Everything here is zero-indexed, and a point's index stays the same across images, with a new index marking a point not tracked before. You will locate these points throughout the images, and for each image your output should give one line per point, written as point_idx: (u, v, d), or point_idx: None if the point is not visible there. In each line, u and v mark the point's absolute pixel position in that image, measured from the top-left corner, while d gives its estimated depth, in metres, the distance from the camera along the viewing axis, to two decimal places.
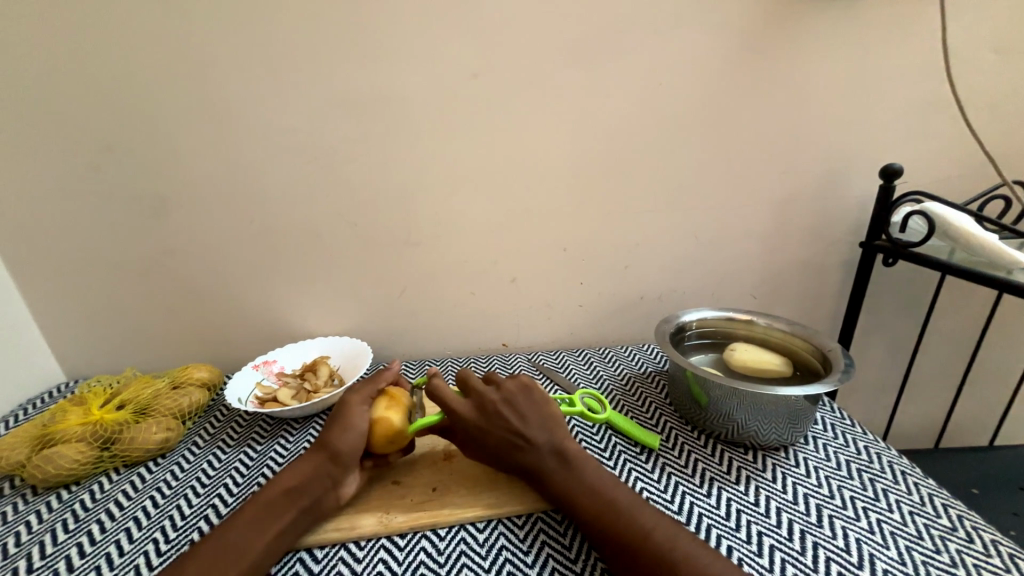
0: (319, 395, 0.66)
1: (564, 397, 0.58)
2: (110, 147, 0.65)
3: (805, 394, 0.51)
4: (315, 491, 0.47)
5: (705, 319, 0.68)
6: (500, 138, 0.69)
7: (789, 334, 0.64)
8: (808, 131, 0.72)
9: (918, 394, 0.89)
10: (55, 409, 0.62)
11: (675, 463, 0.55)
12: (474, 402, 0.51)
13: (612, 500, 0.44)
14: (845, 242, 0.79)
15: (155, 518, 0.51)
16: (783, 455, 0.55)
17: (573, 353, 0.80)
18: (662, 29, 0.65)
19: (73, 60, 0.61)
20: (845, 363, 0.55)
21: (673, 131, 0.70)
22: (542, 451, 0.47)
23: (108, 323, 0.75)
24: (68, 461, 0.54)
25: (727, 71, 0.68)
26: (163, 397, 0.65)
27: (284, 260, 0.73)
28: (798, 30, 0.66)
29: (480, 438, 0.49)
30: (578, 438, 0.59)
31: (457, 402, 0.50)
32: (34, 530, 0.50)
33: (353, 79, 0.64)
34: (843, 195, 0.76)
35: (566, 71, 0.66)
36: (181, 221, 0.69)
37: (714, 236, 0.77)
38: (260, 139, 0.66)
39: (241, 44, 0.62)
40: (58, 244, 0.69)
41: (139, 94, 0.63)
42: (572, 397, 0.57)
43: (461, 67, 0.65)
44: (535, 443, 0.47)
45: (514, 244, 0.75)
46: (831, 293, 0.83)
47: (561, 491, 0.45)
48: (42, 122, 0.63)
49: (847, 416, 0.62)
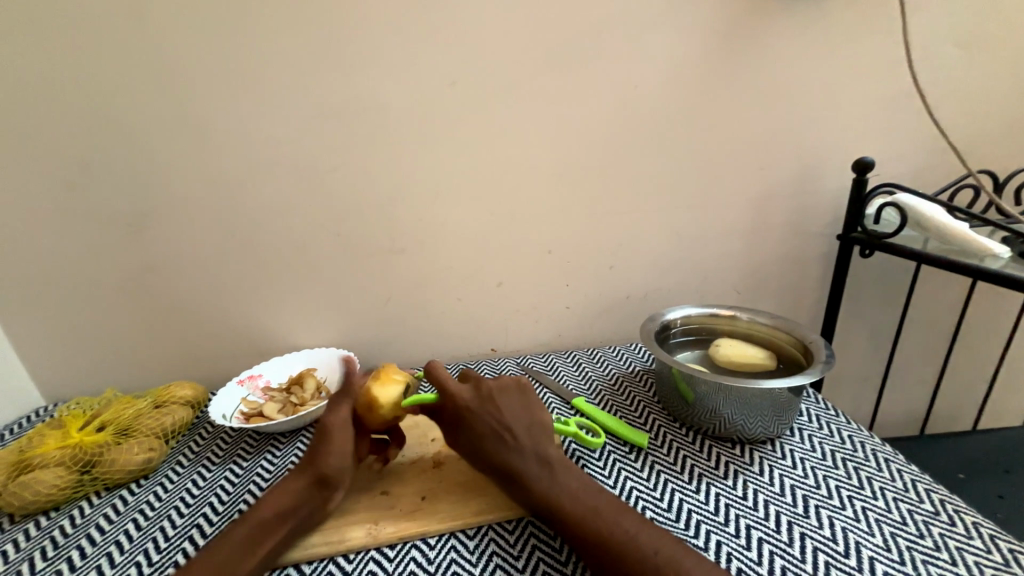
0: (306, 408, 0.65)
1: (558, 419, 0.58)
2: (83, 163, 0.64)
3: (789, 386, 0.52)
4: (307, 508, 0.46)
5: (689, 316, 0.68)
6: (480, 143, 0.69)
7: (771, 327, 0.65)
8: (783, 127, 0.73)
9: (902, 382, 0.91)
10: (33, 434, 0.60)
11: (664, 460, 0.55)
12: (470, 392, 0.53)
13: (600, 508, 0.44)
14: (824, 235, 0.81)
15: (138, 541, 0.49)
16: (769, 448, 0.56)
17: (562, 355, 0.80)
18: (636, 32, 0.66)
19: (41, 78, 0.60)
20: (826, 354, 0.56)
21: (651, 131, 0.71)
22: (529, 451, 0.48)
23: (87, 343, 0.73)
24: (46, 487, 0.53)
25: (701, 71, 0.69)
26: (145, 416, 0.64)
27: (267, 272, 0.72)
28: (766, 29, 0.68)
29: (470, 431, 0.49)
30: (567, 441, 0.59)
31: (456, 386, 0.53)
32: (11, 559, 0.49)
33: (329, 88, 0.64)
34: (820, 189, 0.78)
35: (543, 75, 0.67)
36: (159, 236, 0.68)
37: (696, 233, 0.78)
38: (238, 152, 0.66)
39: (214, 56, 0.61)
40: (32, 263, 0.68)
41: (112, 109, 0.62)
42: (566, 418, 0.57)
43: (438, 73, 0.65)
44: (523, 441, 0.48)
45: (498, 248, 0.75)
46: (813, 286, 0.84)
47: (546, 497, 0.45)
48: (13, 140, 0.62)
49: (831, 407, 0.63)
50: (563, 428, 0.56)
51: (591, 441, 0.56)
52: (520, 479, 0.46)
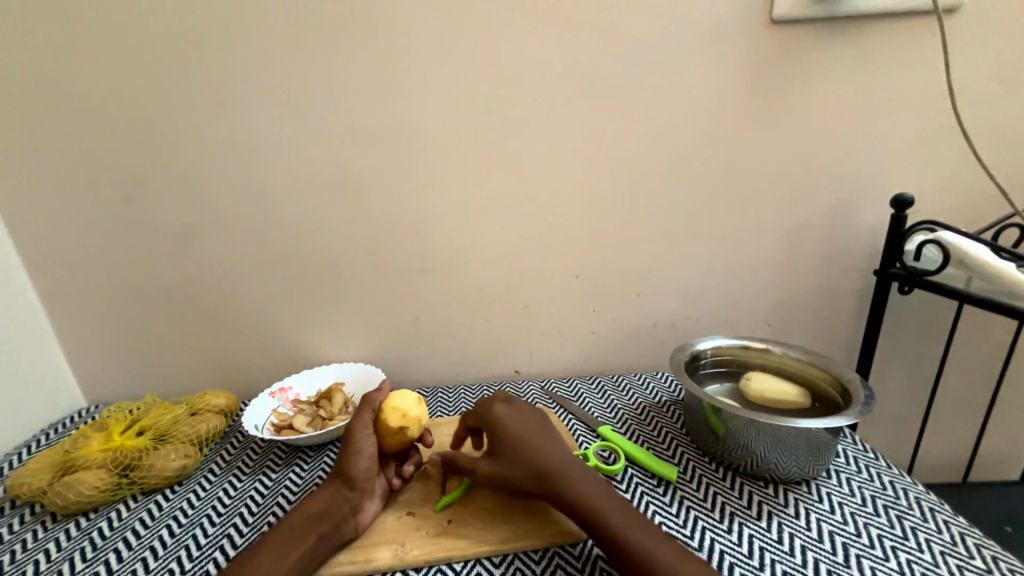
0: (334, 422, 0.66)
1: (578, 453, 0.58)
2: (143, 182, 0.68)
3: (826, 427, 0.51)
4: (336, 516, 0.47)
5: (720, 347, 0.68)
6: (513, 169, 0.71)
7: (806, 364, 0.63)
8: (816, 161, 0.73)
9: (943, 424, 0.87)
10: (78, 434, 0.63)
11: (693, 496, 0.54)
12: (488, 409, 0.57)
13: (624, 526, 0.44)
14: (859, 269, 0.79)
15: (172, 548, 0.51)
16: (805, 489, 0.54)
17: (587, 381, 0.79)
18: (670, 67, 0.68)
19: (110, 101, 0.65)
20: (865, 395, 0.55)
21: (682, 162, 0.72)
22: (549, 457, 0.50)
23: (131, 349, 0.77)
24: (88, 488, 0.55)
25: (733, 105, 0.70)
26: (181, 423, 0.66)
27: (303, 288, 0.75)
28: (799, 67, 0.69)
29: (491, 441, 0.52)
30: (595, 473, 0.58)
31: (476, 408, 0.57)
32: (53, 559, 0.50)
33: (373, 115, 0.68)
34: (854, 224, 0.77)
35: (577, 107, 0.69)
36: (204, 250, 0.72)
37: (726, 263, 0.78)
38: (283, 173, 0.69)
39: (270, 85, 0.66)
40: (88, 273, 0.72)
41: (174, 133, 0.67)
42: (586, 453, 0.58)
43: (476, 104, 0.68)
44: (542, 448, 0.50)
45: (526, 271, 0.76)
46: (848, 320, 0.82)
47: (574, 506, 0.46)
48: (83, 159, 0.67)
49: (870, 449, 0.60)
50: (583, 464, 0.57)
51: (613, 470, 0.57)
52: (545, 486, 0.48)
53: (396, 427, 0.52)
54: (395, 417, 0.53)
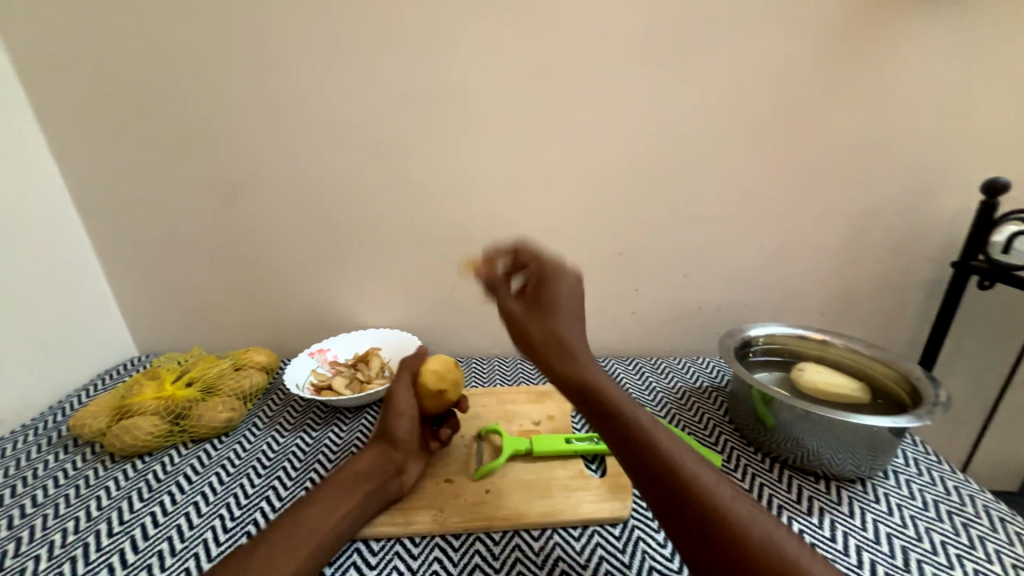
0: (372, 386, 0.67)
1: None
2: (190, 138, 0.68)
3: (893, 426, 0.47)
4: (380, 475, 0.48)
5: (773, 335, 0.64)
6: (562, 137, 0.67)
7: (868, 358, 0.59)
8: (897, 139, 0.67)
9: (1004, 430, 0.81)
10: (132, 382, 0.66)
11: (738, 486, 0.52)
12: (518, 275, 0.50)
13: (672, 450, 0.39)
14: (932, 260, 0.73)
15: (221, 496, 0.53)
16: (859, 488, 0.51)
17: (624, 362, 0.78)
18: (744, 27, 0.62)
19: (157, 52, 0.64)
20: (937, 396, 0.51)
21: (746, 135, 0.67)
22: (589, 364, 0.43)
23: (178, 304, 0.79)
24: (143, 432, 0.58)
25: (810, 72, 0.64)
26: (226, 377, 0.68)
27: (343, 252, 0.75)
28: (892, 30, 0.61)
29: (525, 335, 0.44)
30: None
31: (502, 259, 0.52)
32: (113, 496, 0.53)
33: (419, 73, 0.64)
34: (933, 210, 0.70)
35: (636, 70, 0.64)
36: (249, 210, 0.72)
37: (783, 247, 0.73)
38: (327, 133, 0.68)
39: (316, 39, 0.63)
40: (139, 227, 0.73)
41: (220, 88, 0.65)
42: None
43: (528, 63, 0.64)
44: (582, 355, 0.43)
45: (568, 245, 0.74)
46: (911, 315, 0.77)
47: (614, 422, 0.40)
48: (133, 113, 0.67)
49: (931, 451, 0.57)
50: None
51: None
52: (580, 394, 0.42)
53: (434, 390, 0.52)
54: (433, 380, 0.52)
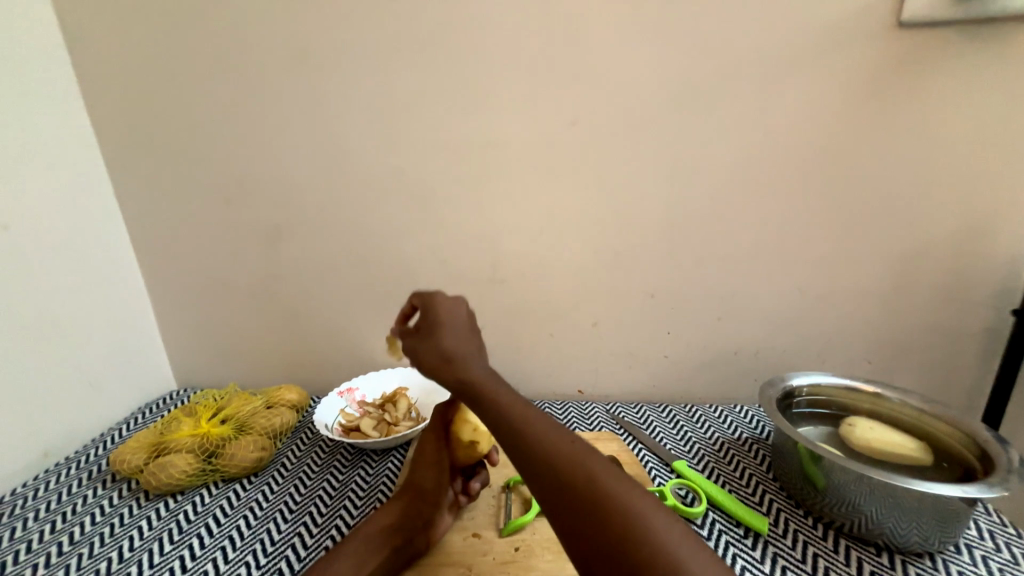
0: (399, 428, 0.67)
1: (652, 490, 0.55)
2: (242, 185, 0.73)
3: (964, 496, 0.43)
4: (408, 528, 0.47)
5: (818, 386, 0.60)
6: (592, 182, 0.69)
7: (927, 415, 0.55)
8: (941, 181, 0.65)
9: None
10: (171, 418, 0.68)
11: (789, 554, 0.48)
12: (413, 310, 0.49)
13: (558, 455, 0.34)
14: (990, 307, 0.68)
15: (248, 540, 0.52)
16: (928, 564, 0.47)
17: (657, 408, 0.75)
18: (774, 75, 0.63)
19: (217, 110, 0.70)
20: (1011, 461, 0.46)
21: (780, 178, 0.66)
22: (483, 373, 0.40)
23: (218, 340, 0.82)
24: (178, 471, 0.59)
25: (844, 117, 0.63)
26: (259, 415, 0.69)
27: (376, 291, 0.76)
28: (928, 75, 0.61)
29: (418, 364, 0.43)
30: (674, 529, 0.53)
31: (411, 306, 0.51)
32: (145, 536, 0.53)
33: (455, 124, 0.68)
34: (987, 254, 0.66)
35: (666, 117, 0.65)
36: (290, 251, 0.75)
37: (823, 292, 0.70)
38: (366, 179, 0.71)
39: (361, 95, 0.68)
40: (189, 267, 0.78)
41: (271, 139, 0.71)
42: (662, 489, 0.54)
43: (559, 113, 0.66)
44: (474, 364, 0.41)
45: (598, 287, 0.73)
46: (970, 364, 0.71)
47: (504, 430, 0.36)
48: (193, 163, 0.73)
49: (1008, 523, 0.51)
50: None
51: (693, 512, 0.52)
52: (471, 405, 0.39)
53: (468, 440, 0.53)
54: (467, 431, 0.53)
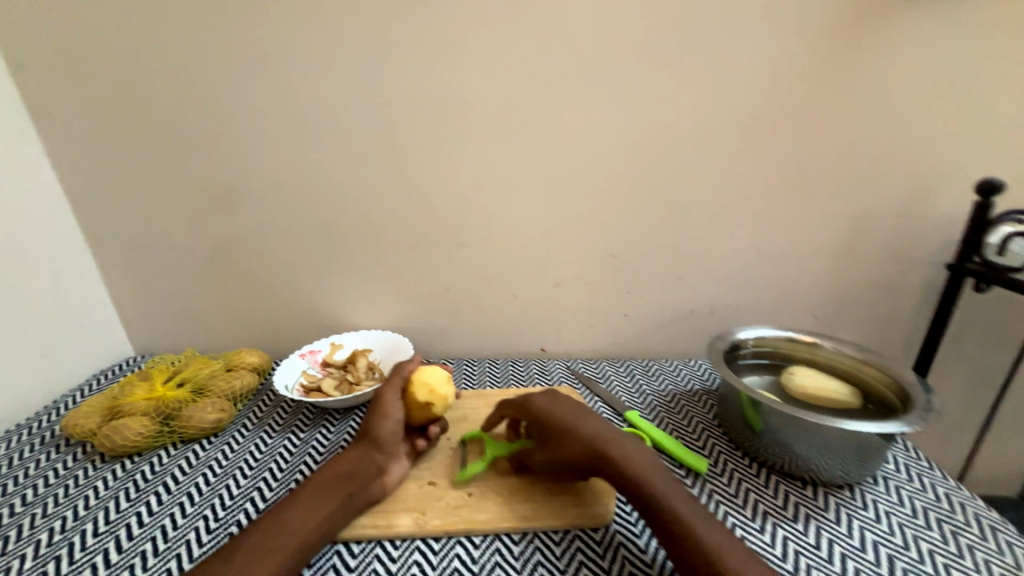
0: (361, 388, 0.67)
1: None
2: (184, 142, 0.69)
3: (880, 431, 0.47)
4: (362, 477, 0.48)
5: (763, 338, 0.63)
6: (552, 139, 0.67)
7: (859, 362, 0.59)
8: (893, 140, 0.66)
9: (1002, 434, 0.81)
10: (125, 382, 0.66)
11: (724, 491, 0.52)
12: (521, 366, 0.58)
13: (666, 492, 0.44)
14: (928, 264, 0.72)
15: (206, 496, 0.53)
16: (848, 495, 0.51)
17: (615, 365, 0.77)
18: (736, 28, 0.61)
19: (150, 56, 0.64)
20: (926, 401, 0.50)
21: (738, 136, 0.66)
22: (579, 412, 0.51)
23: (174, 306, 0.80)
24: (133, 433, 0.58)
25: (804, 74, 0.63)
26: (218, 378, 0.68)
27: (335, 254, 0.75)
28: (887, 29, 0.60)
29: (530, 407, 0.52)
30: None
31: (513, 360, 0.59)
32: (100, 496, 0.53)
33: (410, 76, 0.64)
34: (930, 212, 0.69)
35: (628, 71, 0.63)
36: (242, 212, 0.72)
37: (776, 250, 0.72)
38: (319, 136, 0.68)
39: (308, 43, 0.63)
40: (135, 229, 0.74)
41: (213, 91, 0.66)
42: None
43: (518, 65, 0.64)
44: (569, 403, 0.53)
45: (559, 248, 0.73)
46: (907, 317, 0.75)
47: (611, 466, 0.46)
48: (128, 116, 0.68)
49: (923, 457, 0.56)
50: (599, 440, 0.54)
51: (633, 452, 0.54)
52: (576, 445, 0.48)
53: (422, 402, 0.53)
54: (422, 393, 0.53)
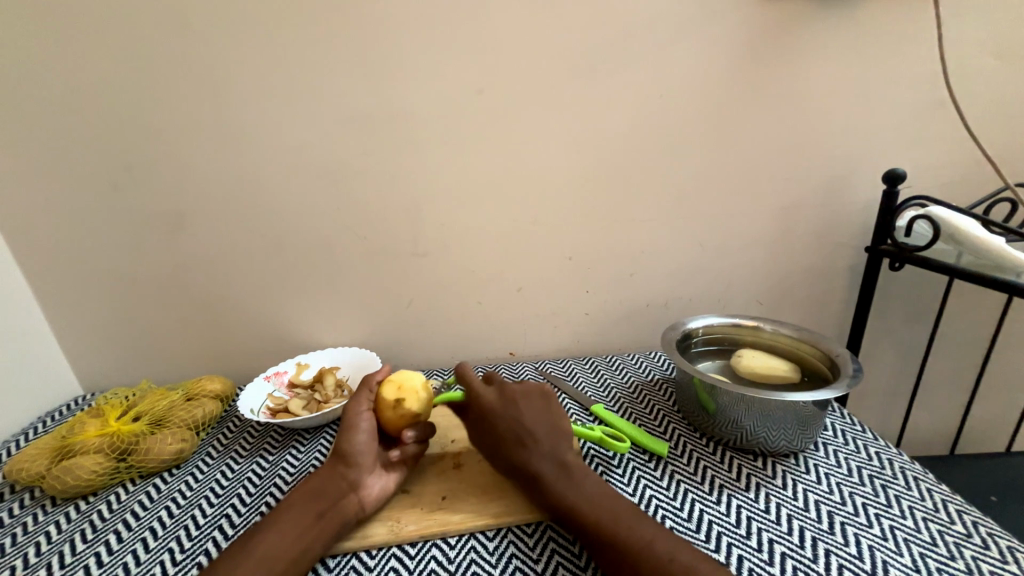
0: (330, 405, 0.67)
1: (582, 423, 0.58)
2: (130, 168, 0.67)
3: (814, 400, 0.51)
4: (334, 493, 0.48)
5: (712, 326, 0.68)
6: (503, 149, 0.70)
7: (796, 339, 0.64)
8: (810, 137, 0.73)
9: (930, 397, 0.89)
10: (75, 421, 0.63)
11: (684, 470, 0.55)
12: (495, 392, 0.54)
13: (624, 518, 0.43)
14: (852, 247, 0.79)
15: (171, 528, 0.51)
16: (792, 462, 0.55)
17: (581, 362, 0.80)
18: (663, 42, 0.67)
19: (87, 82, 0.63)
20: (853, 368, 0.56)
21: (674, 139, 0.72)
22: (520, 425, 0.50)
23: (126, 337, 0.77)
24: (86, 472, 0.56)
25: (726, 82, 0.69)
26: (177, 408, 0.66)
27: (296, 273, 0.75)
28: (794, 39, 0.68)
29: (494, 432, 0.51)
30: (594, 460, 0.57)
31: (482, 390, 0.54)
32: (53, 540, 0.51)
33: (360, 94, 0.66)
34: (848, 201, 0.77)
35: (568, 84, 0.68)
36: (196, 237, 0.71)
37: (719, 243, 0.78)
38: (271, 156, 0.68)
39: (255, 65, 0.64)
40: (79, 260, 0.71)
41: (158, 115, 0.65)
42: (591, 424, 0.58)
43: (465, 81, 0.67)
44: (516, 413, 0.51)
45: (518, 253, 0.76)
46: (839, 297, 0.83)
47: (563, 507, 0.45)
48: (67, 144, 0.65)
49: (857, 422, 0.62)
50: (587, 432, 0.56)
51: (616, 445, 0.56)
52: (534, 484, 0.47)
53: (392, 400, 0.53)
54: (392, 391, 0.54)
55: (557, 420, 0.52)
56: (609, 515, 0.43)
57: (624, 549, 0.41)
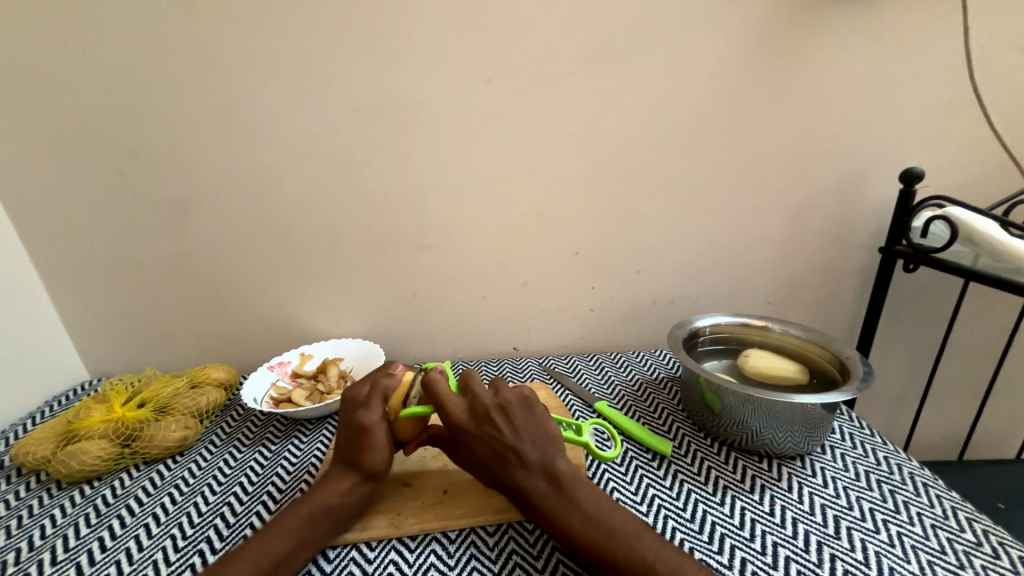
0: (332, 396, 0.67)
1: (571, 424, 0.52)
2: (137, 155, 0.67)
3: (822, 403, 0.50)
4: (353, 500, 0.47)
5: (720, 325, 0.67)
6: (510, 142, 0.69)
7: (805, 341, 0.63)
8: (825, 134, 0.71)
9: (940, 401, 0.88)
10: (80, 406, 0.64)
11: (688, 470, 0.54)
12: (469, 403, 0.49)
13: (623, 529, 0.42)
14: (864, 247, 0.78)
15: (173, 516, 0.52)
16: (799, 464, 0.55)
17: (585, 358, 0.80)
18: (676, 35, 0.65)
19: (94, 68, 0.63)
20: (863, 371, 0.54)
21: (685, 135, 0.70)
22: (498, 441, 0.46)
23: (132, 324, 0.77)
24: (91, 457, 0.56)
25: (740, 76, 0.68)
26: (181, 396, 0.66)
27: (300, 264, 0.74)
28: (812, 33, 0.66)
29: (473, 449, 0.47)
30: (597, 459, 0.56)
31: (453, 401, 0.49)
32: (58, 523, 0.51)
33: (366, 83, 0.65)
34: (862, 201, 0.75)
35: (578, 77, 0.67)
36: (201, 226, 0.71)
37: (728, 241, 0.77)
38: (276, 145, 0.68)
39: (261, 53, 0.63)
40: (86, 247, 0.71)
41: (164, 102, 0.65)
42: (579, 425, 0.52)
43: (473, 72, 0.66)
44: (490, 427, 0.47)
45: (524, 247, 0.75)
46: (849, 298, 0.81)
47: (555, 526, 0.43)
48: (74, 129, 0.65)
49: (866, 426, 0.61)
50: (574, 436, 0.50)
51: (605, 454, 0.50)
52: (523, 500, 0.45)
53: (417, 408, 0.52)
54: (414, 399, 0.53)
55: (541, 430, 0.48)
56: (602, 532, 0.42)
57: (615, 564, 0.40)
